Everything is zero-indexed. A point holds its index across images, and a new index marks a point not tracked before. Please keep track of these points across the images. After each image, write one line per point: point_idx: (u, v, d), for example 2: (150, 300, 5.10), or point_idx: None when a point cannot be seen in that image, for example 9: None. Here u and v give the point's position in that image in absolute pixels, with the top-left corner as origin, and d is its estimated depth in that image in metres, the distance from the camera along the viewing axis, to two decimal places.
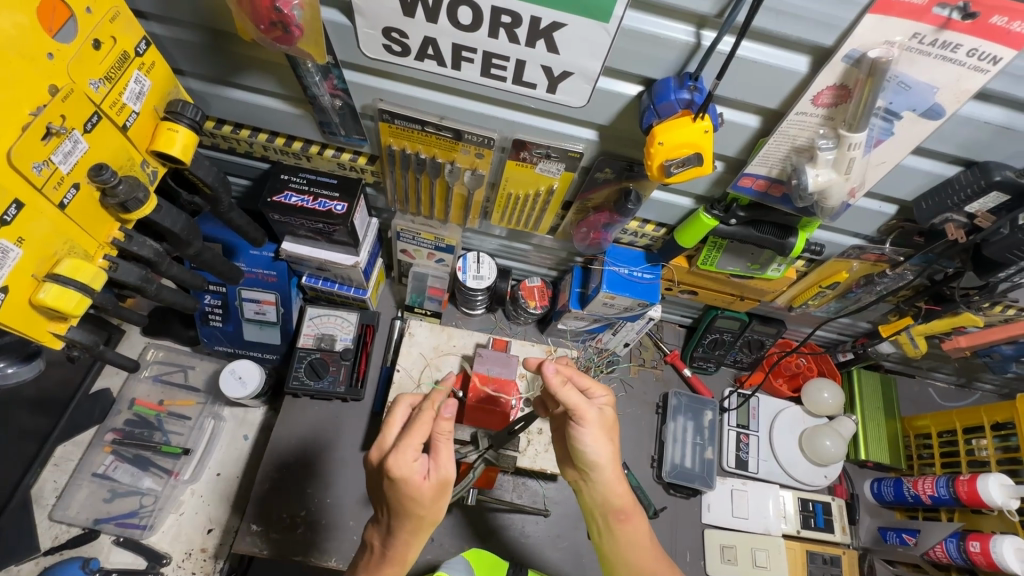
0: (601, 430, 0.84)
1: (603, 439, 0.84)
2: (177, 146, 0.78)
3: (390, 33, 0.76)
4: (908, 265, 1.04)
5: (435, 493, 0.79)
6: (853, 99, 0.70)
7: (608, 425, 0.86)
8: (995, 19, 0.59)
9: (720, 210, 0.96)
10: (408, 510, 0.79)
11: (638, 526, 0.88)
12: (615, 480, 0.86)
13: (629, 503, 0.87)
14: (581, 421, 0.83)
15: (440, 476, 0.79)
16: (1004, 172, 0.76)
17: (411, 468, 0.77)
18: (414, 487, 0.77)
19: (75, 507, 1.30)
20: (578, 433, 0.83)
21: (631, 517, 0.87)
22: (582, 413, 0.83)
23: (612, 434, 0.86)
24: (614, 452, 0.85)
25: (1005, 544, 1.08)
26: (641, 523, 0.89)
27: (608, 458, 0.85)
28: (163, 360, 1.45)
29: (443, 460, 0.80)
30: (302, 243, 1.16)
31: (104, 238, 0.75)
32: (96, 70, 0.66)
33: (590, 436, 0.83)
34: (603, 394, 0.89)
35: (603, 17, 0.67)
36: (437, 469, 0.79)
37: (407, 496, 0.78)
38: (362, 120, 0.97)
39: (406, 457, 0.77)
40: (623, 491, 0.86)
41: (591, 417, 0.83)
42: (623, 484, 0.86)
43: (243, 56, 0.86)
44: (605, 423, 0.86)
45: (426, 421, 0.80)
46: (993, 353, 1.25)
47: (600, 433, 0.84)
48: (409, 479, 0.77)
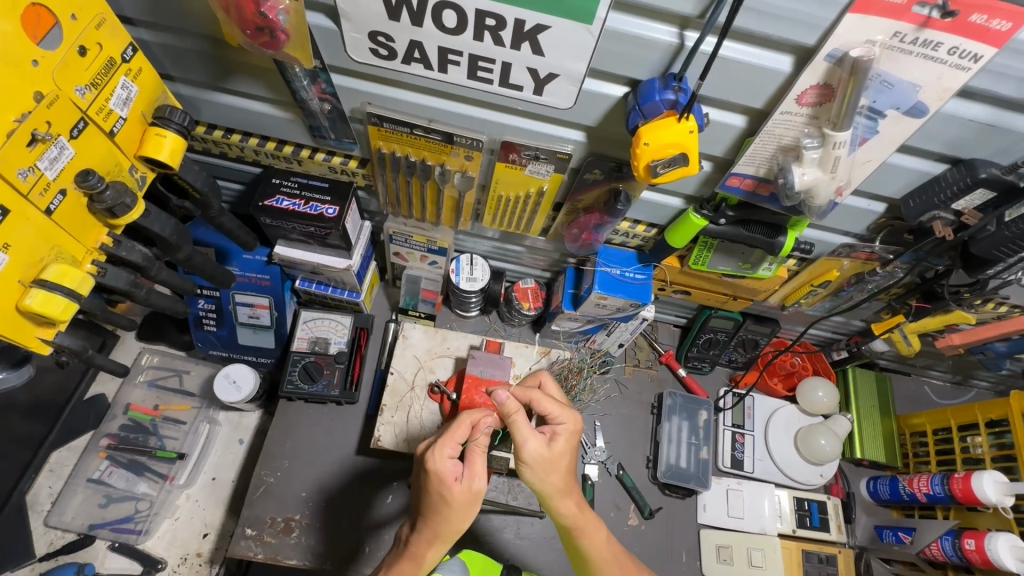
0: (546, 463, 0.84)
1: (546, 470, 0.85)
2: (165, 151, 0.78)
3: (376, 36, 0.76)
4: (898, 263, 1.04)
5: (466, 500, 0.82)
6: (837, 98, 0.70)
7: (558, 459, 0.85)
8: (974, 16, 0.59)
9: (709, 209, 0.97)
10: (437, 509, 0.83)
11: (595, 537, 0.90)
12: (564, 502, 0.87)
13: (582, 521, 0.89)
14: (527, 457, 0.83)
15: (472, 485, 0.82)
16: (989, 169, 0.77)
17: (445, 467, 0.81)
18: (446, 487, 0.81)
19: (70, 513, 1.30)
20: (525, 470, 0.84)
21: (586, 531, 0.89)
22: (527, 448, 0.83)
23: (563, 465, 0.86)
24: (564, 478, 0.86)
25: (999, 542, 1.08)
26: (598, 533, 0.90)
27: (559, 485, 0.86)
28: (158, 365, 1.45)
29: (478, 472, 0.83)
30: (295, 247, 1.17)
31: (92, 243, 0.75)
32: (83, 76, 0.67)
33: (538, 467, 0.84)
34: (565, 421, 0.88)
35: (585, 18, 0.67)
36: (471, 479, 0.82)
37: (438, 493, 0.82)
38: (352, 124, 0.97)
39: (443, 454, 0.82)
40: (572, 511, 0.87)
41: (530, 450, 0.83)
42: (575, 501, 0.87)
43: (232, 62, 0.87)
44: (553, 457, 0.85)
45: (465, 427, 0.85)
46: (986, 350, 1.24)
47: (540, 466, 0.84)
48: (442, 477, 0.81)
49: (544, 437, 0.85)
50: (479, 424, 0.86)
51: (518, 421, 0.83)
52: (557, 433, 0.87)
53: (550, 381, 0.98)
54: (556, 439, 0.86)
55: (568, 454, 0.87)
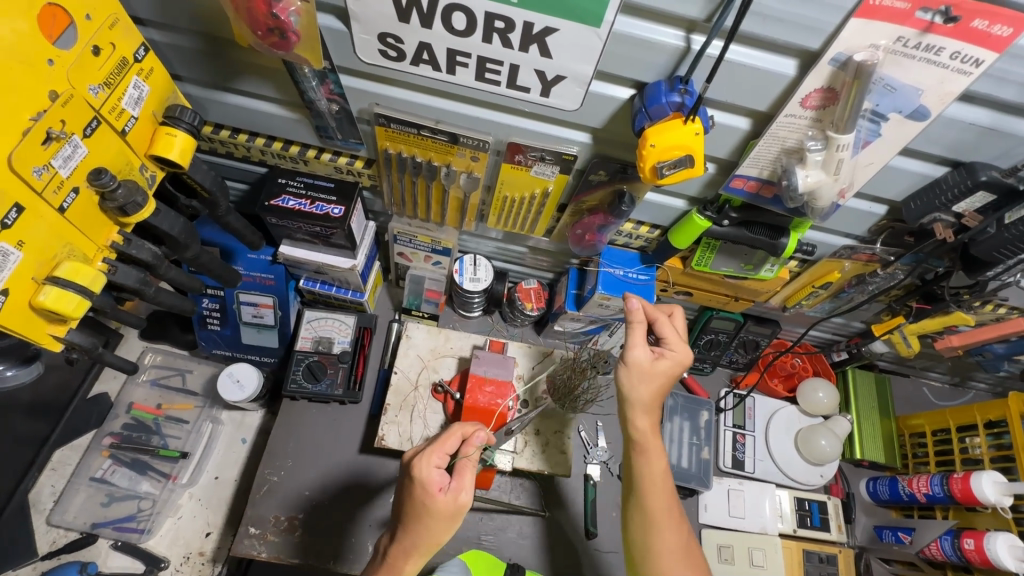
0: (643, 373, 0.93)
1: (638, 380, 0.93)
2: (175, 151, 0.78)
3: (386, 38, 0.77)
4: (899, 264, 1.05)
5: (448, 512, 0.83)
6: (840, 101, 0.72)
7: (658, 374, 0.93)
8: (976, 22, 0.60)
9: (712, 211, 0.98)
10: (417, 519, 0.83)
11: (654, 463, 0.94)
12: (637, 416, 0.94)
13: (648, 439, 0.94)
14: (629, 360, 0.93)
15: (457, 498, 0.83)
16: (990, 172, 0.78)
17: (431, 476, 0.83)
18: (430, 498, 0.82)
19: (72, 512, 1.30)
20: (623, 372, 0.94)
21: (647, 451, 0.94)
22: (633, 355, 0.93)
23: (657, 383, 0.94)
24: (651, 393, 0.93)
25: (998, 541, 1.09)
26: (658, 462, 0.94)
27: (643, 399, 0.93)
28: (160, 364, 1.45)
29: (463, 486, 0.85)
30: (299, 247, 1.17)
31: (103, 241, 0.76)
32: (95, 76, 0.67)
33: (635, 373, 0.93)
34: (677, 350, 0.95)
35: (593, 21, 0.68)
36: (456, 491, 0.84)
37: (420, 503, 0.83)
38: (359, 125, 0.98)
39: (430, 464, 0.84)
40: (644, 426, 0.94)
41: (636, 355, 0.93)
42: (647, 419, 0.94)
43: (242, 63, 0.88)
44: (651, 372, 0.93)
45: (455, 438, 0.87)
46: (985, 352, 1.26)
47: (636, 373, 0.93)
48: (427, 486, 0.82)
49: (650, 353, 0.94)
50: (468, 438, 0.89)
51: (636, 328, 0.94)
52: (665, 356, 0.95)
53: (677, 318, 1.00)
54: (662, 359, 0.94)
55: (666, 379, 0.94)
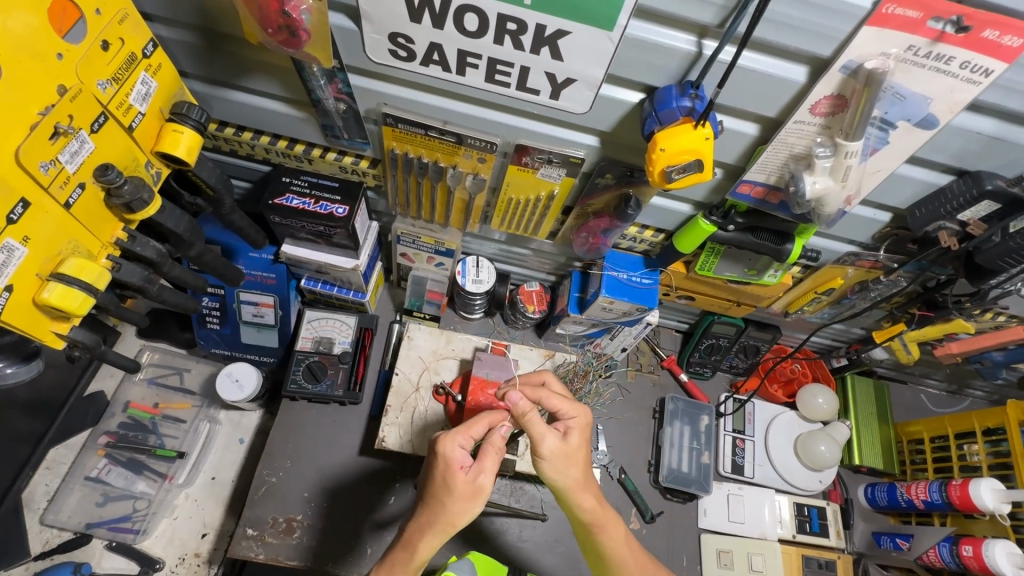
0: (564, 457, 0.87)
1: (566, 465, 0.87)
2: (182, 147, 0.78)
3: (396, 38, 0.77)
4: (902, 272, 1.06)
5: (467, 493, 0.82)
6: (850, 108, 0.72)
7: (573, 453, 0.88)
8: (987, 32, 0.61)
9: (718, 216, 0.98)
10: (437, 495, 0.83)
11: (614, 534, 0.91)
12: (582, 500, 0.89)
13: (599, 521, 0.90)
14: (545, 453, 0.86)
15: (477, 479, 0.83)
16: (995, 181, 0.79)
17: (454, 455, 0.82)
18: (451, 475, 0.82)
19: (66, 512, 1.28)
20: (545, 467, 0.87)
21: (607, 526, 0.91)
22: (547, 445, 0.86)
23: (580, 456, 0.89)
24: (582, 470, 0.89)
25: (996, 548, 1.09)
26: (617, 528, 0.91)
27: (578, 480, 0.88)
28: (158, 362, 1.44)
29: (484, 468, 0.83)
30: (302, 246, 1.17)
31: (108, 238, 0.75)
32: (104, 71, 0.67)
33: (557, 461, 0.87)
34: (573, 416, 0.91)
35: (606, 25, 0.68)
36: (476, 473, 0.83)
37: (442, 480, 0.82)
38: (366, 124, 0.97)
39: (453, 442, 0.83)
40: (593, 505, 0.89)
41: (549, 448, 0.86)
42: (593, 496, 0.89)
43: (250, 61, 0.87)
44: (569, 451, 0.88)
45: (482, 424, 0.87)
46: (983, 359, 1.27)
47: (563, 458, 0.87)
48: (449, 462, 0.82)
49: (559, 433, 0.88)
50: (495, 426, 0.89)
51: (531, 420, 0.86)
52: (570, 428, 0.90)
53: (552, 397, 0.91)
54: (570, 433, 0.89)
55: (584, 446, 0.90)
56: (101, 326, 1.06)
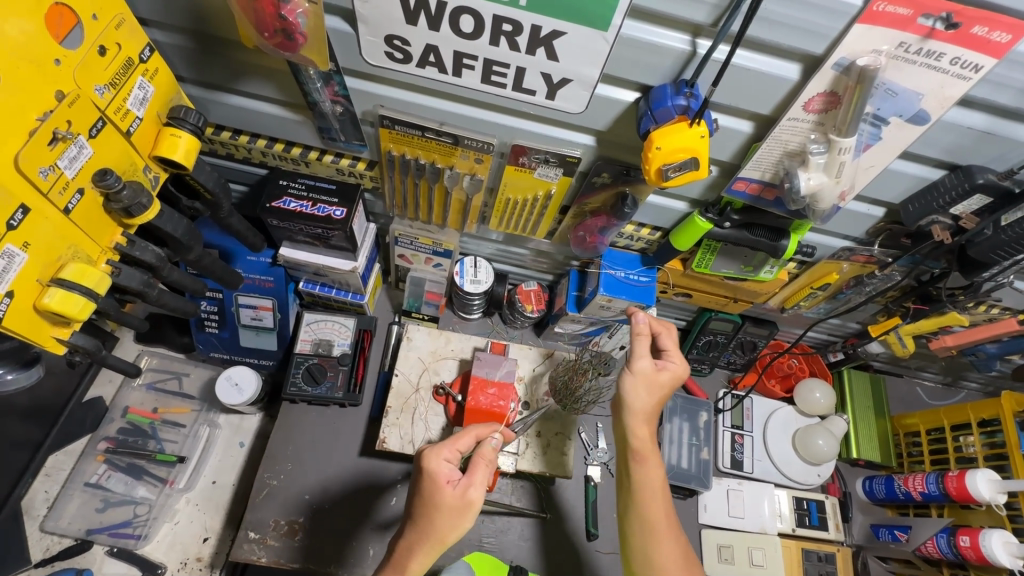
0: (647, 384, 0.96)
1: (649, 396, 0.96)
2: (180, 151, 0.78)
3: (392, 40, 0.77)
4: (896, 266, 1.08)
5: (455, 507, 0.84)
6: (842, 105, 0.73)
7: (658, 389, 0.96)
8: (976, 28, 0.61)
9: (713, 213, 0.99)
10: (425, 513, 0.85)
11: (651, 473, 0.95)
12: (637, 426, 0.95)
13: (645, 452, 0.95)
14: (636, 371, 0.96)
15: (466, 493, 0.85)
16: (987, 175, 0.80)
17: (439, 469, 0.86)
18: (437, 490, 0.85)
19: (66, 518, 1.28)
20: (625, 381, 0.96)
21: (646, 461, 0.95)
22: (639, 365, 0.96)
23: (659, 396, 0.97)
24: (652, 404, 0.96)
25: (993, 538, 1.11)
26: (654, 471, 0.95)
27: (644, 409, 0.96)
28: (157, 367, 1.44)
29: (473, 482, 0.87)
30: (300, 249, 1.17)
31: (107, 243, 0.75)
32: (101, 76, 0.67)
33: (637, 387, 0.96)
34: (673, 362, 0.99)
35: (601, 25, 0.69)
36: (465, 486, 0.86)
37: (429, 496, 0.85)
38: (362, 126, 0.98)
39: (439, 456, 0.87)
40: (645, 436, 0.95)
41: (640, 368, 0.96)
42: (647, 430, 0.96)
43: (245, 64, 0.87)
44: (656, 383, 0.96)
45: (467, 438, 0.91)
46: (977, 351, 1.28)
47: (641, 387, 0.96)
48: (434, 478, 0.85)
49: (653, 363, 0.98)
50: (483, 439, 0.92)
51: (642, 338, 0.98)
52: (666, 367, 0.99)
53: (668, 335, 1.02)
54: (663, 369, 0.98)
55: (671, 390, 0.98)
56: (108, 334, 1.05)
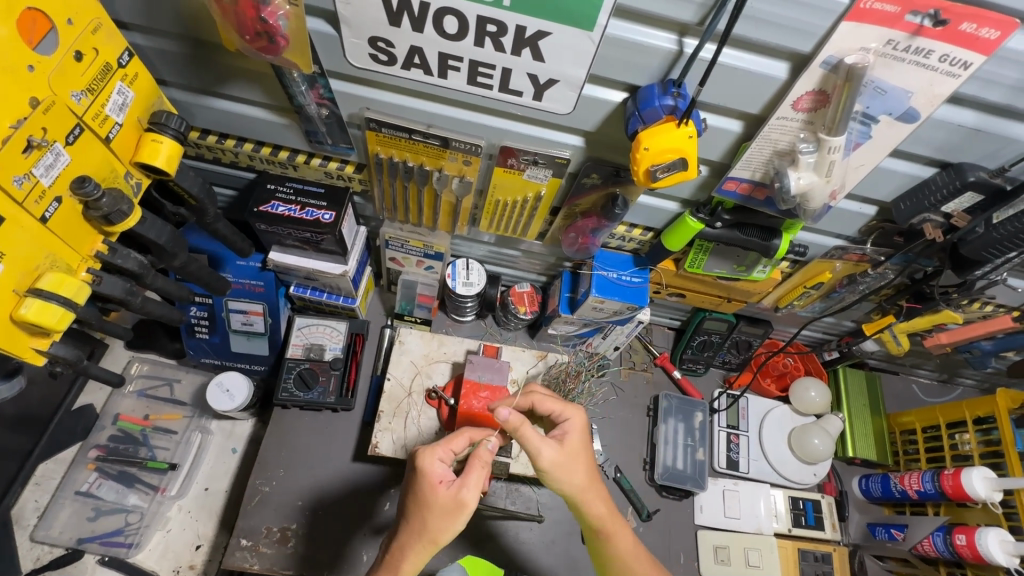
0: (564, 466, 0.88)
1: (573, 468, 0.89)
2: (161, 157, 0.77)
3: (377, 42, 0.76)
4: (889, 264, 1.07)
5: (448, 507, 0.82)
6: (831, 103, 0.72)
7: (574, 456, 0.90)
8: (964, 25, 0.61)
9: (705, 213, 0.98)
10: (419, 512, 0.84)
11: (623, 542, 0.93)
12: (592, 505, 0.91)
13: (609, 522, 0.92)
14: (544, 464, 0.88)
15: (459, 494, 0.83)
16: (978, 173, 0.79)
17: (432, 468, 0.84)
18: (430, 489, 0.83)
19: (57, 528, 1.27)
20: (547, 477, 0.89)
21: (614, 535, 0.92)
22: (543, 457, 0.87)
23: (582, 461, 0.90)
24: (585, 476, 0.90)
25: (989, 536, 1.10)
26: (626, 539, 0.93)
27: (582, 485, 0.90)
28: (148, 374, 1.43)
29: (467, 483, 0.83)
30: (289, 253, 1.16)
31: (87, 251, 0.74)
32: (78, 82, 0.66)
33: (558, 471, 0.88)
34: (572, 415, 0.94)
35: (586, 25, 0.68)
36: (458, 487, 0.83)
37: (422, 495, 0.84)
38: (349, 129, 0.96)
39: (432, 456, 0.85)
40: (603, 512, 0.91)
41: (551, 455, 0.87)
42: (604, 503, 0.92)
43: (229, 67, 0.86)
44: (569, 458, 0.89)
45: (462, 439, 0.89)
46: (972, 349, 1.28)
47: (565, 465, 0.88)
48: (427, 477, 0.84)
49: (557, 442, 0.89)
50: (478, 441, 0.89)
51: (527, 433, 0.86)
52: (567, 432, 0.91)
53: (545, 400, 0.95)
54: (566, 437, 0.90)
55: (584, 448, 0.92)
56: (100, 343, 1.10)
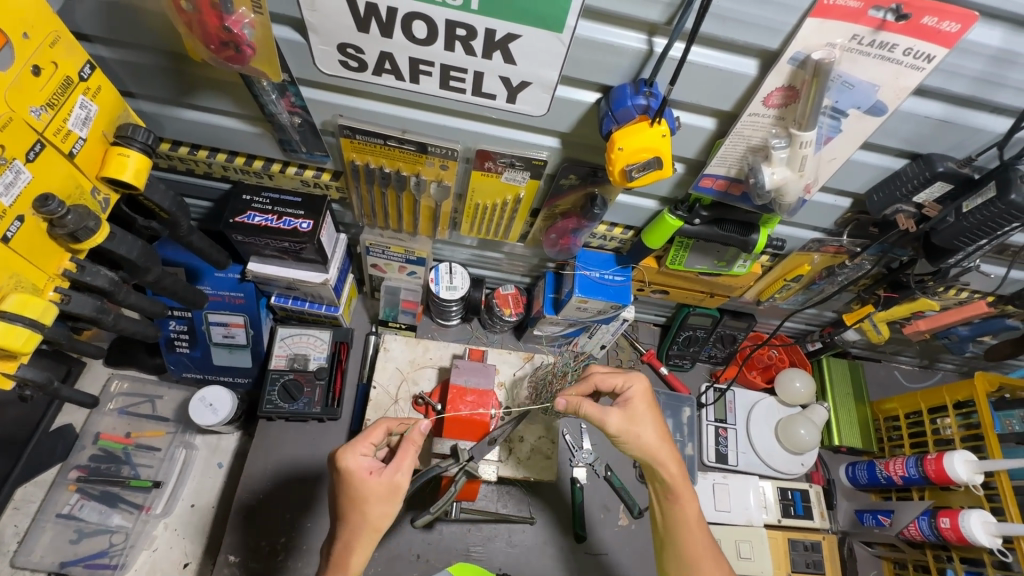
0: (632, 430, 0.94)
1: (652, 430, 0.94)
2: (129, 171, 0.75)
3: (346, 48, 0.75)
4: (866, 255, 1.08)
5: (385, 493, 0.86)
6: (801, 99, 0.73)
7: (639, 421, 0.94)
8: (926, 19, 0.62)
9: (683, 210, 0.98)
10: (355, 506, 0.86)
11: (688, 508, 0.94)
12: (666, 463, 0.94)
13: (679, 487, 0.94)
14: (611, 430, 0.94)
15: (393, 478, 0.87)
16: (946, 163, 0.80)
17: (359, 464, 0.87)
18: (362, 482, 0.86)
19: (39, 552, 1.24)
20: (618, 441, 0.95)
21: (680, 497, 0.94)
22: (611, 423, 0.94)
23: (650, 424, 0.95)
24: (658, 438, 0.94)
25: (972, 518, 1.12)
26: (692, 507, 0.94)
27: (654, 447, 0.94)
28: (128, 391, 1.40)
29: (400, 466, 0.88)
30: (269, 263, 1.14)
31: (54, 270, 0.73)
32: (37, 97, 0.64)
33: (628, 437, 0.94)
34: (631, 384, 0.96)
35: (556, 27, 0.68)
36: (392, 472, 0.88)
37: (354, 491, 0.86)
38: (324, 136, 0.95)
39: (356, 453, 0.88)
40: (676, 473, 0.94)
41: (614, 422, 0.93)
42: (675, 464, 0.94)
43: (198, 78, 0.85)
44: (636, 421, 0.94)
45: (382, 430, 0.93)
46: (950, 335, 1.30)
47: (640, 429, 0.94)
48: (355, 474, 0.86)
49: (621, 411, 0.95)
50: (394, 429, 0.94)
51: (587, 409, 0.93)
52: (630, 399, 0.96)
53: (603, 376, 0.97)
54: (630, 406, 0.95)
55: (649, 412, 0.96)
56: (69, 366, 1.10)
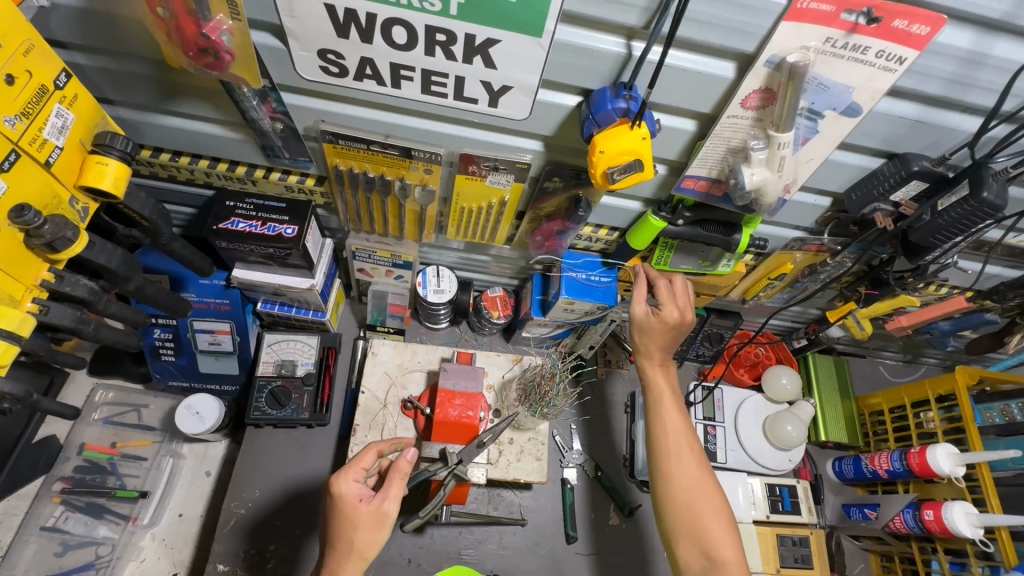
0: (640, 325, 1.06)
1: (654, 332, 1.06)
2: (108, 180, 0.74)
3: (326, 54, 0.75)
4: (846, 253, 1.10)
5: (372, 521, 0.87)
6: (778, 101, 0.74)
7: (650, 328, 1.05)
8: (897, 22, 0.63)
9: (666, 211, 0.99)
10: (344, 533, 0.86)
11: (668, 404, 1.06)
12: (648, 358, 1.09)
13: (654, 382, 1.08)
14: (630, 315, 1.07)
15: (382, 505, 0.88)
16: (921, 163, 0.82)
17: (350, 490, 0.88)
18: (352, 509, 0.87)
19: (22, 566, 1.21)
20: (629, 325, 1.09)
21: (661, 396, 1.07)
22: (634, 311, 1.06)
23: (656, 334, 1.06)
24: (650, 343, 1.07)
25: (955, 510, 1.14)
26: (669, 404, 1.06)
27: (646, 347, 1.08)
28: (113, 401, 1.38)
29: (389, 494, 0.89)
30: (253, 269, 1.13)
31: (32, 280, 0.72)
32: (11, 106, 0.63)
33: (637, 329, 1.07)
34: (670, 309, 1.04)
35: (535, 32, 0.68)
36: (380, 500, 0.88)
37: (344, 518, 0.87)
38: (306, 141, 0.95)
39: (348, 478, 0.89)
40: (656, 372, 1.09)
41: (636, 314, 1.06)
42: (659, 364, 1.09)
43: (179, 84, 0.84)
44: (648, 325, 1.05)
45: (370, 454, 0.94)
46: (932, 330, 1.32)
47: (639, 326, 1.07)
48: (347, 500, 0.87)
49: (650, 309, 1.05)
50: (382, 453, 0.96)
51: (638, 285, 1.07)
52: (657, 313, 1.04)
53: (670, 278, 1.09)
54: (658, 314, 1.04)
55: (661, 333, 1.05)
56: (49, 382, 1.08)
